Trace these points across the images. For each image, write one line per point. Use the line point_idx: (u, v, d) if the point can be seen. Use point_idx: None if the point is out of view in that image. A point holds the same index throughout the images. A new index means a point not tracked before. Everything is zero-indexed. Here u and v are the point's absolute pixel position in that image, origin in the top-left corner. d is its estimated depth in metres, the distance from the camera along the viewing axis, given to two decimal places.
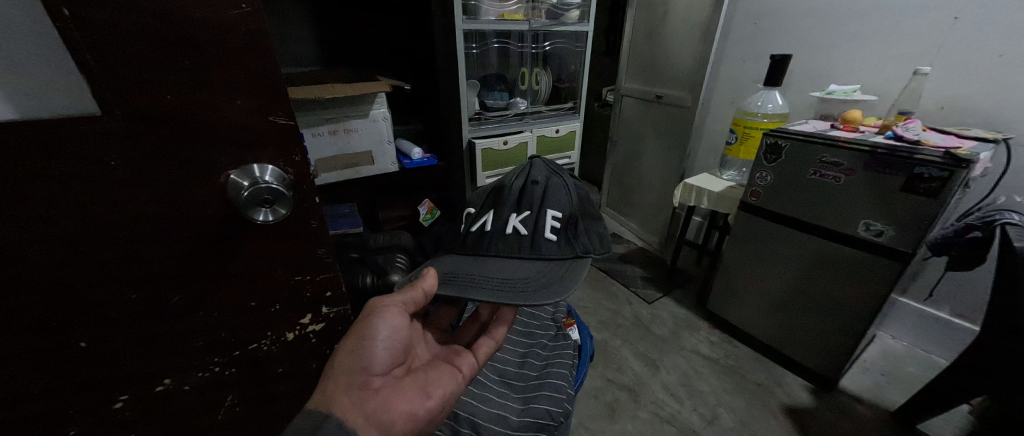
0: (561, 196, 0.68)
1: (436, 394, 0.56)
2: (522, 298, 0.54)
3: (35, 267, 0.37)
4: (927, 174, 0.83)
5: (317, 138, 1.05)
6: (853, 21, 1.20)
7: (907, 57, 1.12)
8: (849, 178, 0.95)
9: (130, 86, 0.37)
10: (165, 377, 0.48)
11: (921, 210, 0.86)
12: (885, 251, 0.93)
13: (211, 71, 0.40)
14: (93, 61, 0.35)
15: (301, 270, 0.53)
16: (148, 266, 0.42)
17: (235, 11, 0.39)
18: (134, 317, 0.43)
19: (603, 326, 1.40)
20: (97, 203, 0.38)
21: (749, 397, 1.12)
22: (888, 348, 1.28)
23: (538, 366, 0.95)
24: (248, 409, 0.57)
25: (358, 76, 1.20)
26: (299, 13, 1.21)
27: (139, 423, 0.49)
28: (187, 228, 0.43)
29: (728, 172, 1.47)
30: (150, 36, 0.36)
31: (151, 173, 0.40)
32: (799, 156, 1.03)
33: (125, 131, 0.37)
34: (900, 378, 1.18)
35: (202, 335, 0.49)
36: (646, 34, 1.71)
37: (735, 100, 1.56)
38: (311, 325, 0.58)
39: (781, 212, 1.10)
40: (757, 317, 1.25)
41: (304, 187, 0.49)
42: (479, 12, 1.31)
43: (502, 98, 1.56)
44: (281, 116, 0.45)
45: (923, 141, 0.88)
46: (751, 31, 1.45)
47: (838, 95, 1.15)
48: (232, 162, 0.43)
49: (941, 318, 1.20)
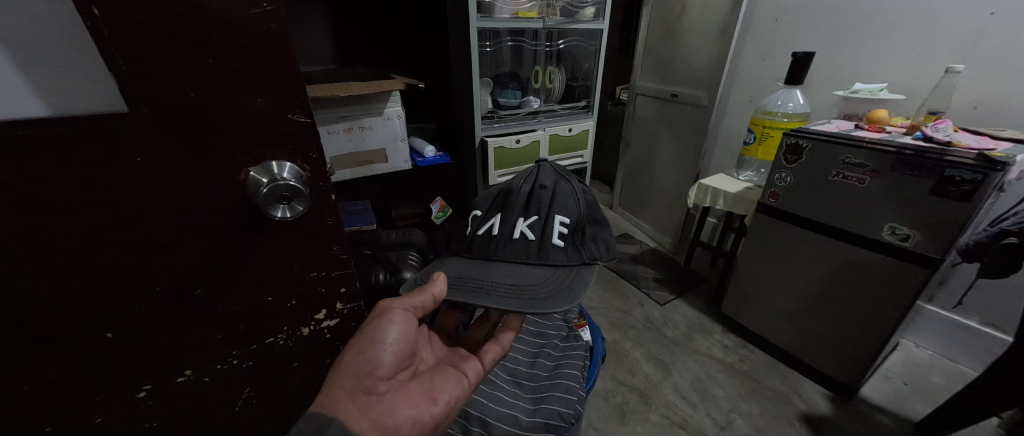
0: (569, 202, 0.67)
1: (441, 399, 0.55)
2: (531, 306, 0.54)
3: (67, 259, 0.38)
4: (959, 177, 0.80)
5: (332, 136, 1.06)
6: (879, 17, 1.16)
7: (938, 54, 1.08)
8: (874, 180, 0.92)
9: (157, 85, 0.37)
10: (186, 368, 0.49)
11: (951, 214, 0.82)
12: (911, 256, 0.90)
13: (233, 69, 0.40)
14: (121, 59, 0.35)
15: (316, 267, 0.54)
16: (170, 259, 0.43)
17: (257, 10, 0.40)
18: (158, 309, 0.44)
19: (615, 327, 1.39)
20: (122, 196, 0.39)
21: (764, 404, 1.10)
22: (912, 356, 1.24)
23: (550, 366, 0.94)
24: (263, 402, 0.58)
25: (373, 74, 1.21)
26: (316, 11, 1.23)
27: (158, 414, 0.49)
28: (209, 224, 0.44)
29: (745, 173, 1.43)
30: (175, 35, 0.37)
31: (174, 168, 0.40)
32: (821, 157, 1.00)
33: (151, 128, 0.38)
34: (924, 387, 1.14)
35: (221, 329, 0.50)
36: (663, 31, 1.68)
37: (754, 99, 1.53)
38: (326, 321, 0.59)
39: (801, 214, 1.08)
40: (774, 322, 1.22)
41: (321, 184, 0.49)
42: (494, 11, 1.31)
43: (515, 97, 1.56)
44: (299, 113, 0.45)
45: (954, 143, 0.84)
46: (772, 28, 1.42)
47: (862, 94, 1.12)
48: (252, 159, 0.44)
49: (969, 326, 1.15)
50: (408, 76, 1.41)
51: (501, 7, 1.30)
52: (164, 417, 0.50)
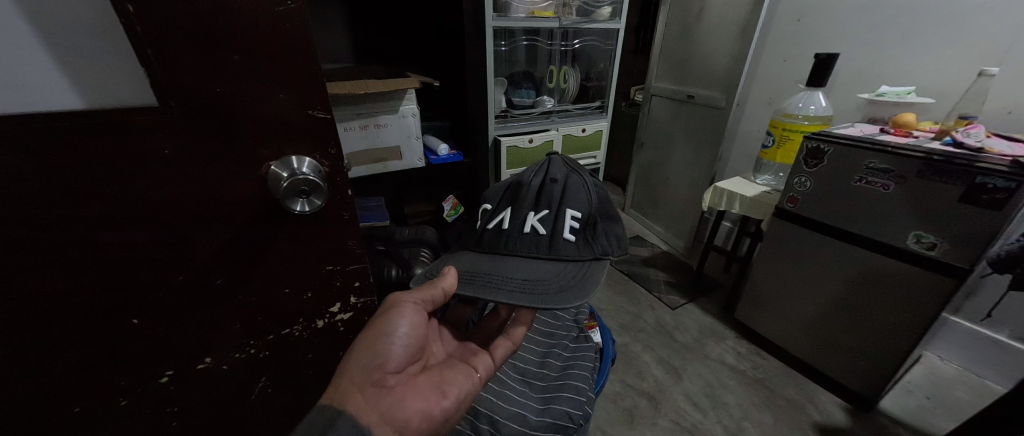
0: (581, 195, 0.66)
1: (451, 393, 0.55)
2: (543, 301, 0.54)
3: (99, 246, 0.40)
4: (991, 185, 0.77)
5: (348, 133, 1.08)
6: (908, 18, 1.13)
7: (971, 57, 1.04)
8: (899, 186, 0.89)
9: (186, 81, 0.38)
10: (206, 355, 0.50)
11: (980, 223, 0.79)
12: (937, 266, 0.87)
13: (256, 66, 0.41)
14: (152, 54, 0.36)
15: (332, 260, 0.55)
16: (192, 249, 0.44)
17: (280, 8, 0.41)
18: (181, 297, 0.46)
19: (624, 330, 1.38)
20: (149, 186, 0.40)
21: (778, 413, 1.07)
22: (935, 369, 1.20)
23: (559, 367, 0.94)
24: (278, 391, 0.59)
25: (389, 73, 1.22)
26: (335, 10, 1.25)
27: (179, 399, 0.51)
28: (231, 216, 0.45)
29: (763, 176, 1.39)
30: (202, 32, 0.38)
31: (201, 161, 0.41)
32: (843, 161, 0.98)
33: (178, 121, 0.39)
34: (949, 402, 1.10)
35: (240, 319, 0.51)
36: (680, 31, 1.66)
37: (773, 101, 1.50)
38: (340, 314, 0.60)
39: (820, 219, 1.05)
40: (790, 330, 1.19)
41: (337, 180, 0.50)
42: (509, 9, 1.29)
43: (528, 96, 1.55)
44: (319, 109, 0.46)
45: (986, 149, 0.81)
46: (794, 29, 1.39)
47: (889, 97, 1.08)
48: (272, 154, 0.45)
49: (998, 340, 1.11)
50: (423, 74, 1.42)
51: (517, 6, 1.30)
52: (184, 402, 0.51)
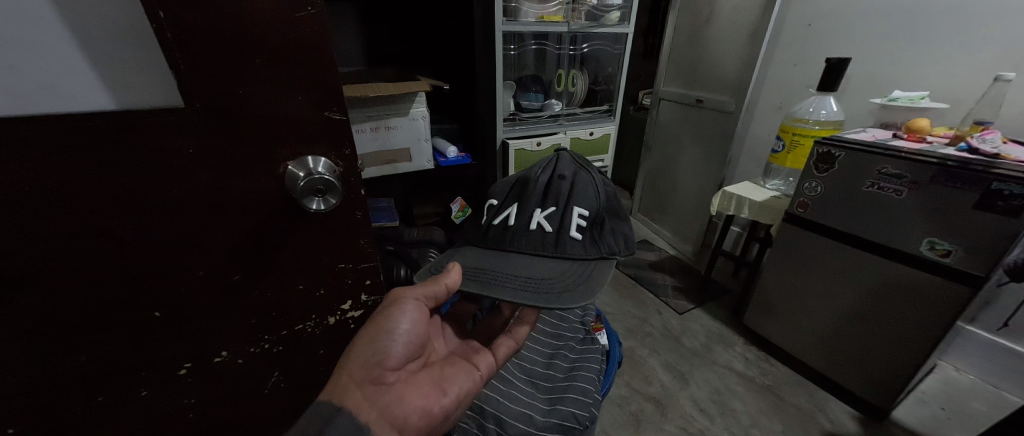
0: (588, 193, 0.67)
1: (451, 390, 0.56)
2: (546, 301, 0.54)
3: (123, 242, 0.41)
4: (1008, 192, 0.76)
5: (360, 135, 1.10)
6: (923, 23, 1.12)
7: (989, 62, 1.02)
8: (911, 192, 0.88)
9: (209, 83, 0.40)
10: (221, 349, 0.52)
11: (994, 230, 0.78)
12: (952, 274, 0.86)
13: (275, 69, 0.42)
14: (180, 58, 0.38)
15: (344, 259, 0.56)
16: (209, 247, 0.45)
17: (301, 14, 0.42)
18: (200, 292, 0.47)
19: (630, 334, 1.38)
20: (170, 185, 0.41)
21: (787, 420, 1.06)
22: (950, 379, 1.18)
23: (566, 368, 0.94)
24: (290, 385, 0.60)
25: (400, 76, 1.24)
26: (348, 16, 1.27)
27: (195, 391, 0.52)
28: (248, 214, 0.46)
29: (772, 181, 1.39)
30: (221, 36, 0.39)
31: (222, 161, 0.43)
32: (853, 167, 0.97)
33: (201, 122, 0.41)
34: (964, 413, 1.08)
35: (255, 314, 0.52)
36: (690, 35, 1.66)
37: (784, 105, 1.49)
38: (351, 311, 0.61)
39: (830, 224, 1.04)
40: (801, 338, 1.18)
41: (351, 179, 0.51)
42: (518, 14, 1.31)
43: (536, 100, 1.55)
44: (334, 111, 0.47)
45: (1002, 156, 0.81)
46: (804, 33, 1.39)
47: (902, 102, 1.07)
48: (290, 155, 0.46)
49: (1015, 351, 1.08)
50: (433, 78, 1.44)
51: (526, 11, 1.32)
52: (199, 394, 0.52)
